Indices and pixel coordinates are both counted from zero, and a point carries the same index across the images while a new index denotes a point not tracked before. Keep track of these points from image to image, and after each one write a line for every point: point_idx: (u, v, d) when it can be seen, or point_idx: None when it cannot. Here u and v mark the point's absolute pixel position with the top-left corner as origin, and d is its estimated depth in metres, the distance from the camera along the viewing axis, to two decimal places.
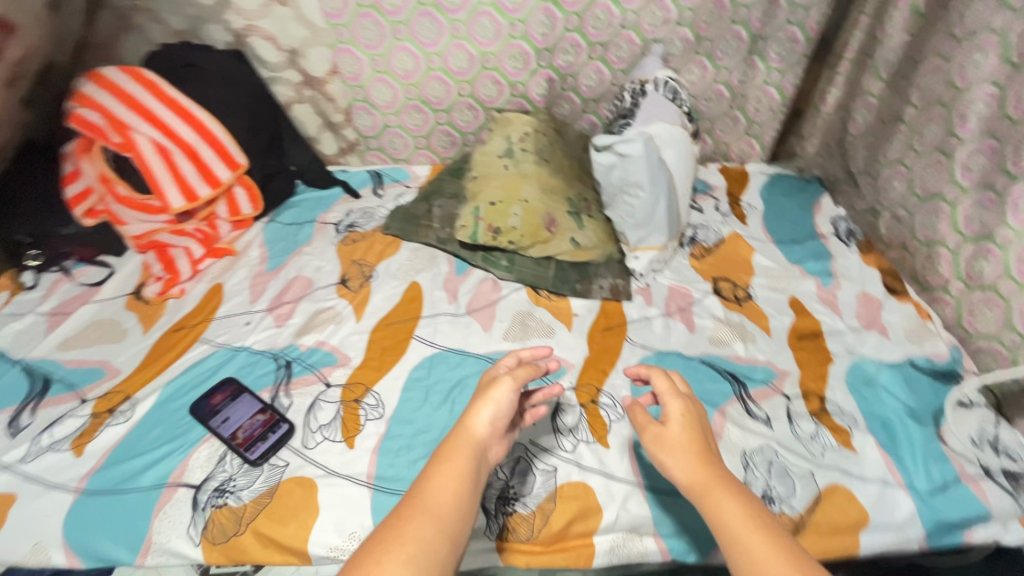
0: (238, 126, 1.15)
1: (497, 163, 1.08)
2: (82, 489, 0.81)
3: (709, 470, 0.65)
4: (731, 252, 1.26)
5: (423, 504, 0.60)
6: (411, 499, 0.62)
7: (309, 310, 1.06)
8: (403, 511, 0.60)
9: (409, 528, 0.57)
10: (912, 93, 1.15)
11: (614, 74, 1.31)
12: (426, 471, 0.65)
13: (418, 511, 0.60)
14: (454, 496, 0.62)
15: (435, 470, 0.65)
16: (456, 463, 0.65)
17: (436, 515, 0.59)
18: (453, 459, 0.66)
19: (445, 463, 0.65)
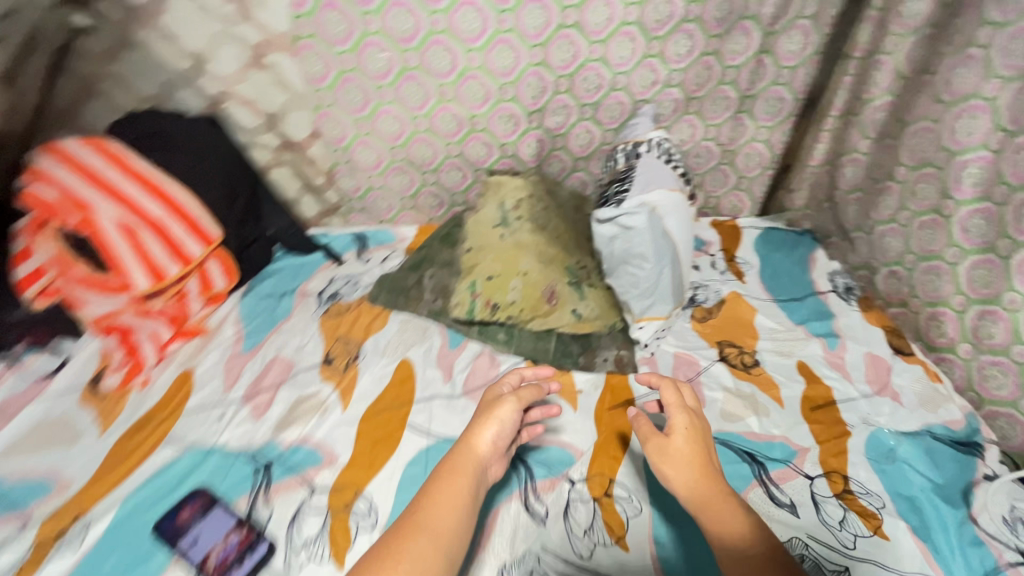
0: (212, 197, 1.07)
1: (493, 233, 1.03)
2: None
3: (708, 488, 0.71)
4: (732, 314, 1.22)
5: (421, 523, 0.66)
6: (413, 516, 0.68)
7: (289, 398, 0.96)
8: (404, 529, 0.66)
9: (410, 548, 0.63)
10: (902, 153, 1.15)
11: (604, 133, 1.28)
12: (429, 487, 0.71)
13: (417, 529, 0.66)
14: (453, 512, 0.68)
15: (438, 485, 0.71)
16: (456, 482, 0.71)
17: (438, 531, 0.66)
18: (455, 479, 0.71)
19: (447, 480, 0.71)
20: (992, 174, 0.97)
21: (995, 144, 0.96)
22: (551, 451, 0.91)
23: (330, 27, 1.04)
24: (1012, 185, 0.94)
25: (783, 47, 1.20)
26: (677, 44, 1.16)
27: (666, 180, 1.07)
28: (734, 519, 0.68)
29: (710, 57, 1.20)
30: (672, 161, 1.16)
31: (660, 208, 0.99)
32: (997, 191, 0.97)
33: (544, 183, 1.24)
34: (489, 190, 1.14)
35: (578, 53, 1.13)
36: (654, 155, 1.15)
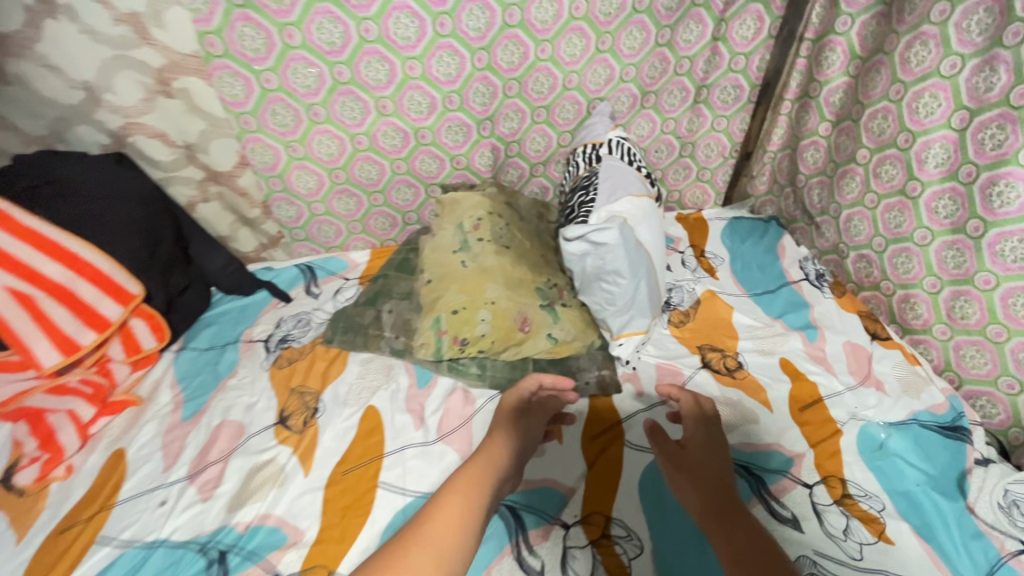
0: (127, 248, 0.92)
1: (453, 260, 0.94)
2: None
3: (718, 499, 0.72)
4: (709, 315, 1.18)
5: (432, 525, 0.59)
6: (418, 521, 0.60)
7: (242, 469, 0.85)
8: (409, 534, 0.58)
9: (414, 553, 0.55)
10: (863, 135, 1.13)
11: (560, 136, 1.21)
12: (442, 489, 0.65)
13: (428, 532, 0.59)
14: (463, 519, 0.61)
15: (452, 490, 0.65)
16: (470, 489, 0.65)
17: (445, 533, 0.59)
18: (471, 487, 0.65)
19: (460, 488, 0.65)
20: (957, 154, 0.95)
21: (958, 123, 0.94)
22: (541, 493, 0.84)
23: (245, 43, 0.91)
24: (979, 165, 0.92)
25: (736, 34, 1.15)
26: (629, 37, 1.09)
27: (633, 185, 1.00)
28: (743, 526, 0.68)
29: (664, 49, 1.14)
30: (635, 162, 1.09)
31: (630, 219, 0.92)
32: (964, 171, 0.95)
33: (502, 195, 1.15)
34: (443, 210, 1.05)
35: (526, 54, 1.05)
36: (614, 156, 1.07)
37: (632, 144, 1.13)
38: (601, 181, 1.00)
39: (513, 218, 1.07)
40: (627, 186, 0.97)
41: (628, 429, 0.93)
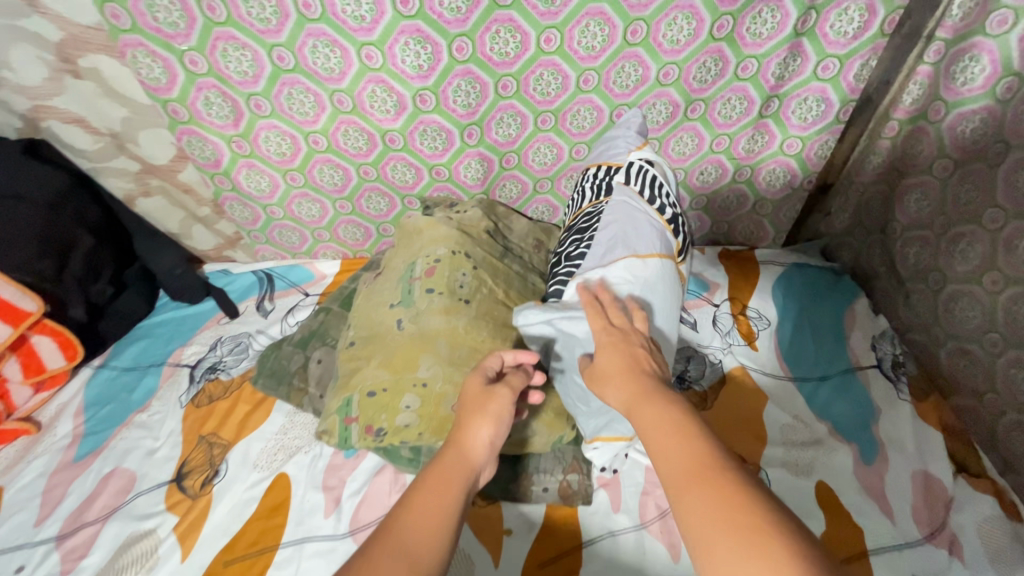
0: (20, 258, 0.79)
1: (389, 318, 0.79)
2: None
3: (642, 384, 0.51)
4: (733, 400, 0.92)
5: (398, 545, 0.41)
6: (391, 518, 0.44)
7: (114, 539, 0.72)
8: (371, 549, 0.41)
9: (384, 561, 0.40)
10: (998, 189, 0.79)
11: (572, 148, 0.95)
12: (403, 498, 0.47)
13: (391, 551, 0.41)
14: (437, 526, 0.44)
15: (427, 480, 0.48)
16: (447, 488, 0.48)
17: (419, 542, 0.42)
18: (446, 480, 0.49)
19: (428, 490, 0.47)
20: None
21: None
22: None
23: (156, 15, 0.71)
24: None
25: (830, 28, 0.82)
26: (671, 26, 0.79)
27: (649, 241, 0.70)
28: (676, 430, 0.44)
29: (723, 44, 0.83)
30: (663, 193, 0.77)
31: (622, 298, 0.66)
32: None
33: (490, 222, 0.92)
34: (410, 238, 0.88)
35: (525, 43, 0.78)
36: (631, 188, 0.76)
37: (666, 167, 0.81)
38: (601, 233, 0.72)
39: (485, 258, 0.84)
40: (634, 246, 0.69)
41: (585, 560, 0.72)
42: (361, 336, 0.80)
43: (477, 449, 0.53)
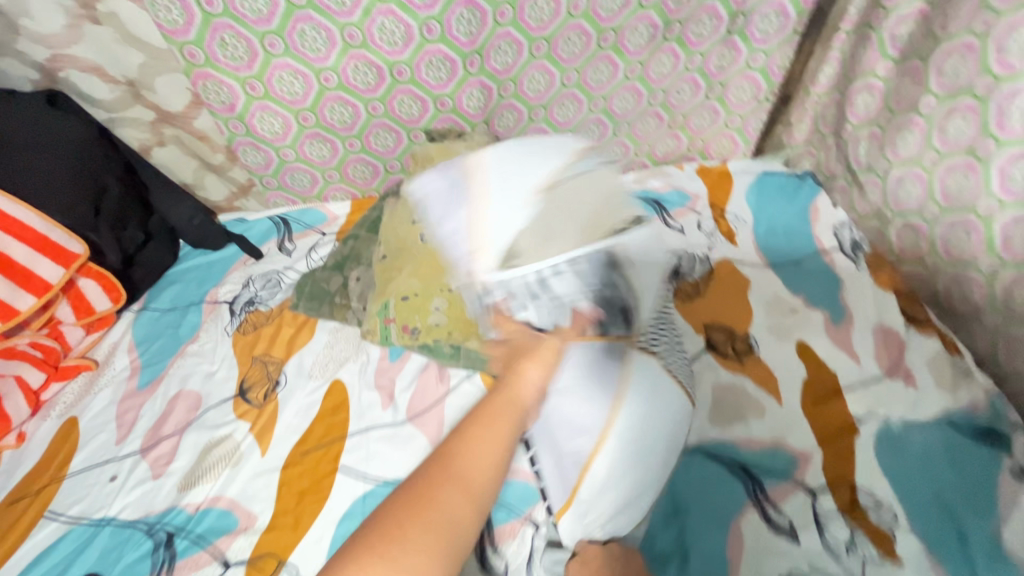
0: (61, 203, 0.82)
1: (413, 233, 0.84)
2: None
3: None
4: (722, 285, 1.05)
5: (456, 470, 0.50)
6: (445, 458, 0.52)
7: (196, 446, 0.80)
8: (434, 472, 0.51)
9: (436, 505, 0.48)
10: (931, 78, 0.93)
11: (564, 74, 1.04)
12: (461, 428, 0.55)
13: (450, 473, 0.50)
14: (489, 455, 0.53)
15: (488, 427, 0.55)
16: (499, 425, 0.55)
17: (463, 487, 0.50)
18: (504, 417, 0.56)
19: (483, 426, 0.55)
20: None
21: None
22: (513, 486, 0.77)
23: None
24: None
25: None
26: None
27: (587, 404, 0.64)
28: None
29: None
30: (541, 274, 0.66)
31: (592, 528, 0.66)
32: None
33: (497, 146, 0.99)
34: (420, 164, 0.96)
35: None
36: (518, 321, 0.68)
37: (537, 200, 0.68)
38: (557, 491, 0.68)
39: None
40: (582, 445, 0.64)
41: None
42: (392, 251, 0.88)
43: (529, 393, 0.60)
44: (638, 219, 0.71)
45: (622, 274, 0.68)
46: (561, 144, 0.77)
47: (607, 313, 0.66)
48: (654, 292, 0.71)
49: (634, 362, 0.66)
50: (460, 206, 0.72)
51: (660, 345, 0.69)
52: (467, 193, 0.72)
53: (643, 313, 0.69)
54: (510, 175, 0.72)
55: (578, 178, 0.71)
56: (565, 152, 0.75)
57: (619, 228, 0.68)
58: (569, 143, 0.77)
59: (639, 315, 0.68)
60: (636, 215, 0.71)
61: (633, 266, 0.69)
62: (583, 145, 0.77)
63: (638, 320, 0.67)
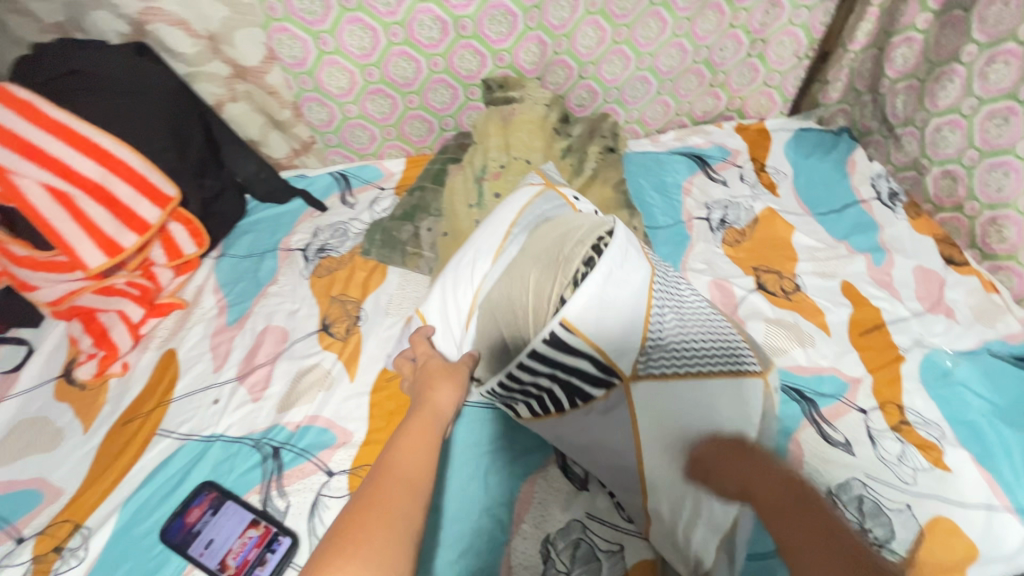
0: (155, 146, 0.87)
1: (469, 217, 0.83)
2: None
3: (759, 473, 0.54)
4: (766, 232, 1.10)
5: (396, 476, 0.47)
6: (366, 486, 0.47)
7: (289, 372, 0.86)
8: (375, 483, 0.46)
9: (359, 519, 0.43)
10: (973, 27, 0.97)
11: (615, 30, 1.08)
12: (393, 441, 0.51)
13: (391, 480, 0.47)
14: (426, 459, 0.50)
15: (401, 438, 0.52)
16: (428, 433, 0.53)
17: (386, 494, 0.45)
18: (427, 428, 0.53)
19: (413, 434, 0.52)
20: None
21: None
22: None
23: None
24: None
25: None
26: None
27: (612, 454, 0.64)
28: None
29: None
30: (526, 379, 0.66)
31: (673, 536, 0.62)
32: None
33: (552, 113, 0.96)
34: (476, 141, 0.93)
35: None
36: (538, 415, 0.68)
37: (477, 318, 0.68)
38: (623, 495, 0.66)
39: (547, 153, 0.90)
40: (636, 496, 0.64)
41: None
42: (449, 229, 0.86)
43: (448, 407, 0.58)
44: (588, 263, 0.63)
45: (580, 336, 0.61)
46: (488, 233, 0.74)
47: (590, 370, 0.63)
48: (641, 316, 0.63)
49: (645, 396, 0.61)
50: (441, 330, 0.72)
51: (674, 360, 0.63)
52: (437, 314, 0.73)
53: (640, 342, 0.62)
54: (470, 281, 0.71)
55: (508, 269, 0.68)
56: (495, 239, 0.73)
57: (557, 300, 0.63)
58: (503, 220, 0.74)
59: (624, 355, 0.62)
60: (585, 259, 0.64)
61: (608, 312, 0.62)
62: (519, 214, 0.74)
63: (620, 360, 0.62)
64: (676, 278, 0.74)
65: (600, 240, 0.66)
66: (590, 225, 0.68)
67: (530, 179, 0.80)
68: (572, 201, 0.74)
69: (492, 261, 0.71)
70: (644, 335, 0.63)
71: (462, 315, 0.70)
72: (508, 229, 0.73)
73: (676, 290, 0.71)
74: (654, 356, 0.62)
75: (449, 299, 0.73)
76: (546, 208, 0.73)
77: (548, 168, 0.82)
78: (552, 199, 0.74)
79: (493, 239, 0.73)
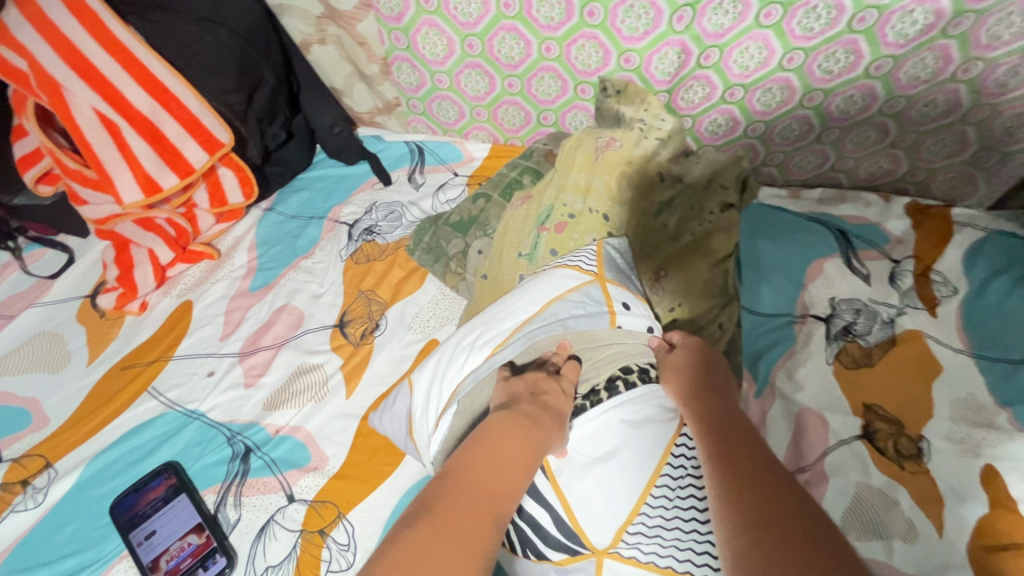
0: (218, 86, 0.79)
1: (513, 270, 0.69)
2: None
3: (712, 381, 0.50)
4: (913, 356, 0.67)
5: (474, 494, 0.40)
6: (449, 492, 0.40)
7: (289, 364, 0.78)
8: (451, 497, 0.39)
9: (438, 546, 0.35)
10: None
11: (786, 54, 0.79)
12: (481, 442, 0.44)
13: (468, 498, 0.39)
14: (511, 481, 0.42)
15: (499, 432, 0.45)
16: (522, 441, 0.44)
17: (475, 520, 0.38)
18: (525, 439, 0.44)
19: (506, 442, 0.44)
20: None
21: None
22: None
23: None
24: None
25: None
26: None
27: None
28: (779, 518, 0.35)
29: None
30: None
31: None
32: None
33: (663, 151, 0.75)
34: (558, 170, 0.76)
35: None
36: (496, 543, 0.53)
37: (450, 418, 0.54)
38: None
39: (634, 212, 0.71)
40: None
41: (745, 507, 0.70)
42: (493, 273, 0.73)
43: (553, 415, 0.47)
44: (591, 398, 0.50)
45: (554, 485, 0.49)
46: (498, 315, 0.58)
47: (552, 530, 0.48)
48: (636, 486, 0.46)
49: None
50: (420, 412, 0.59)
51: (677, 552, 0.44)
52: (422, 389, 0.59)
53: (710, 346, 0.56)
54: (456, 370, 0.57)
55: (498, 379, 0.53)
56: (503, 326, 0.56)
57: None
58: (522, 307, 0.57)
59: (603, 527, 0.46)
60: (589, 390, 0.51)
61: (594, 465, 0.48)
62: (539, 309, 0.56)
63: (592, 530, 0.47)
64: None
65: (622, 373, 0.51)
66: (632, 350, 0.53)
67: (580, 255, 0.60)
68: (615, 309, 0.56)
69: (488, 355, 0.55)
70: (634, 511, 0.46)
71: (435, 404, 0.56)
72: (519, 323, 0.56)
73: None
74: (644, 543, 0.45)
75: (435, 379, 0.58)
76: (579, 308, 0.55)
77: (612, 243, 0.63)
78: (592, 298, 0.56)
79: (498, 328, 0.57)
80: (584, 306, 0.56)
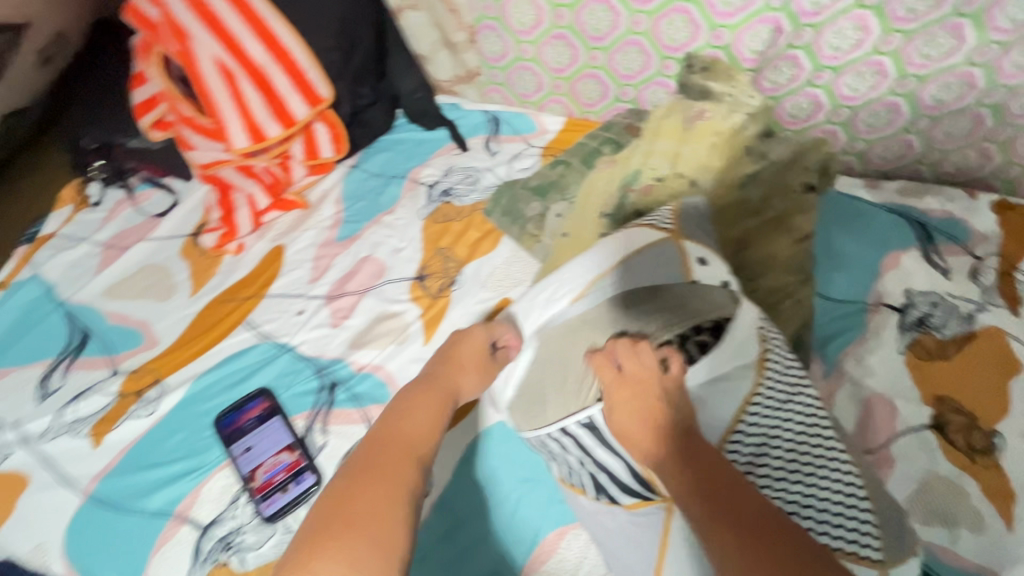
0: (326, 43, 0.85)
1: (596, 225, 0.74)
2: (89, 494, 0.72)
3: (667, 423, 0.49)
4: (993, 352, 0.65)
5: (398, 438, 0.52)
6: (378, 441, 0.52)
7: (372, 310, 0.83)
8: (379, 445, 0.51)
9: (368, 482, 0.47)
10: None
11: (883, 36, 0.78)
12: (402, 404, 0.57)
13: (393, 445, 0.51)
14: (427, 427, 0.55)
15: (417, 399, 0.58)
16: (430, 399, 0.58)
17: (395, 461, 0.50)
18: (432, 398, 0.58)
19: (418, 400, 0.57)
20: None
21: None
22: None
23: None
24: None
25: None
26: None
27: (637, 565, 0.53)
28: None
29: None
30: (556, 449, 0.58)
31: None
32: None
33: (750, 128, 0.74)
34: (644, 136, 0.78)
35: None
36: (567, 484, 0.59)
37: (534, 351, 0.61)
38: None
39: (720, 180, 0.72)
40: None
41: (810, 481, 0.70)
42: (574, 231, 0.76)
43: (460, 379, 0.62)
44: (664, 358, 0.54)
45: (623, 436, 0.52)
46: (581, 263, 0.63)
47: (622, 476, 0.53)
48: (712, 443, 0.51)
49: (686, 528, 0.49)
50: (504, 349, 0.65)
51: None
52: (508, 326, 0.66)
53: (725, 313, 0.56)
54: (540, 310, 0.63)
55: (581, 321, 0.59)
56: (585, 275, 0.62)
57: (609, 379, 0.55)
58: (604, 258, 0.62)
59: None
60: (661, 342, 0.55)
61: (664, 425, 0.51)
62: (619, 261, 0.60)
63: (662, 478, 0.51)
64: (806, 391, 0.54)
65: (695, 331, 0.55)
66: (704, 307, 0.56)
67: (658, 215, 0.64)
68: (691, 265, 0.59)
69: (571, 300, 0.61)
70: None
71: (436, 364, 0.64)
72: (599, 274, 0.61)
73: (793, 414, 0.53)
74: None
75: (521, 317, 0.65)
76: (658, 263, 0.60)
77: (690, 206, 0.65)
78: (668, 256, 0.60)
79: (581, 275, 0.62)
80: (661, 262, 0.60)
